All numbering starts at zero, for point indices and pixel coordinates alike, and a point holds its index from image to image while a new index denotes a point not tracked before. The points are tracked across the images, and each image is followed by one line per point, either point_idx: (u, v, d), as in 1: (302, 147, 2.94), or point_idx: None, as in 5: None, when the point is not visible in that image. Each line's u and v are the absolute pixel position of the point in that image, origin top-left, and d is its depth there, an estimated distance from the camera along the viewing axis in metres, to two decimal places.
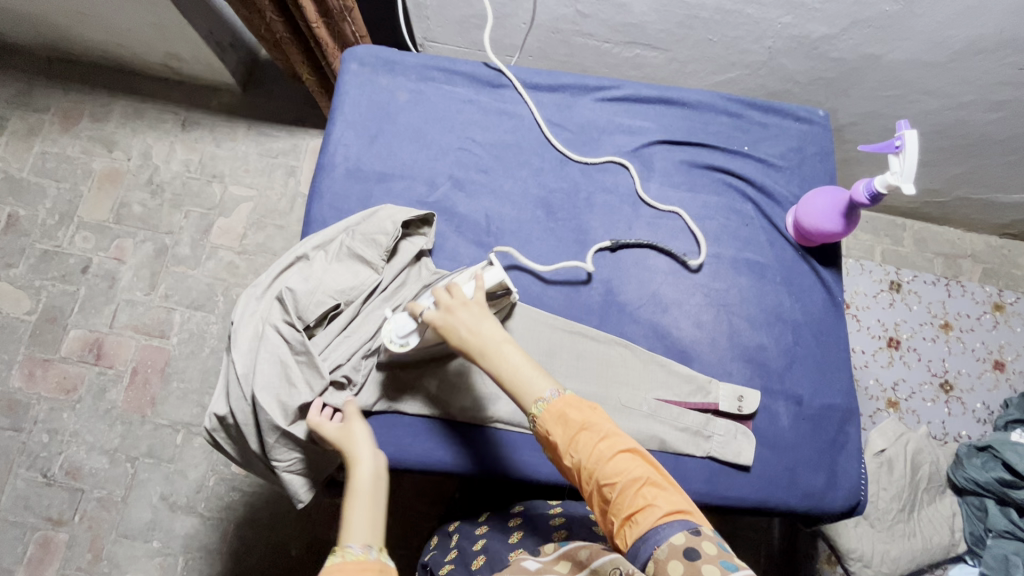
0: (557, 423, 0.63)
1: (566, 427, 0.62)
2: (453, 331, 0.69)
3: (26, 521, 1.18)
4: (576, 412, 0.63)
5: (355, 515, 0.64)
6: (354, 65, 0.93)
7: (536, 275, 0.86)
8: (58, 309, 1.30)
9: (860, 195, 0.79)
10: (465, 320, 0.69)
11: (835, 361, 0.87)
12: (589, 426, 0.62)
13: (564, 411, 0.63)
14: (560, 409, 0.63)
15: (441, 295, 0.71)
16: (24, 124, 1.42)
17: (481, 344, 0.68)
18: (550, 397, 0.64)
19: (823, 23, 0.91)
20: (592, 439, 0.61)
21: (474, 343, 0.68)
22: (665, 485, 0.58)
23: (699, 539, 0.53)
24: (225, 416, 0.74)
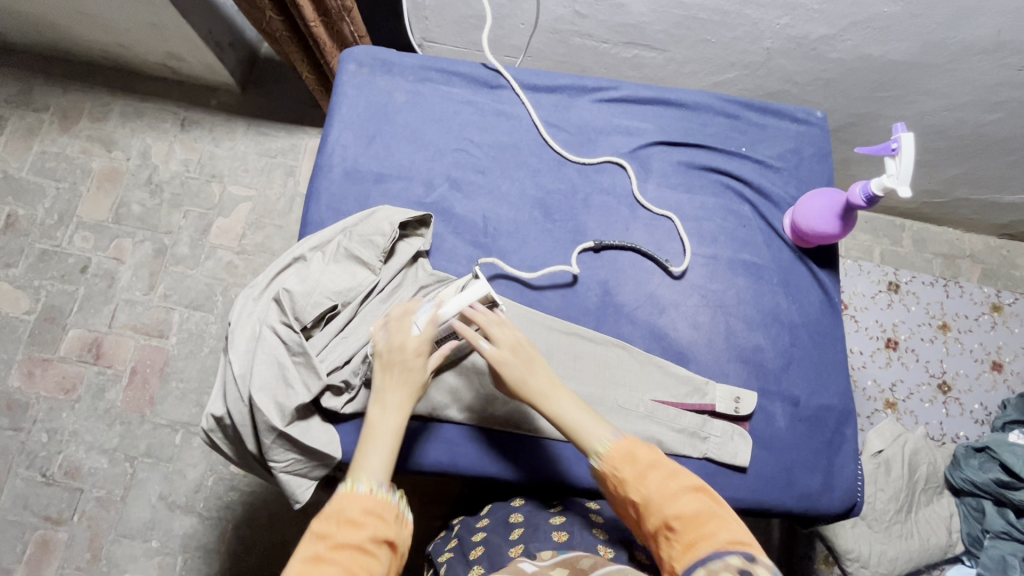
0: (627, 459, 0.66)
1: (635, 464, 0.65)
2: (512, 372, 0.71)
3: (25, 520, 1.18)
4: (644, 451, 0.66)
5: (386, 451, 0.66)
6: (353, 65, 0.93)
7: (520, 282, 0.86)
8: (57, 309, 1.31)
9: (856, 197, 0.78)
10: (525, 363, 0.72)
11: (832, 363, 0.87)
12: (657, 464, 0.65)
13: (633, 450, 0.66)
14: (624, 450, 0.66)
15: (496, 332, 0.73)
16: (24, 123, 1.42)
17: (538, 386, 0.71)
18: (615, 438, 0.68)
19: (821, 23, 0.91)
20: (661, 475, 0.64)
21: (533, 385, 0.71)
22: (730, 519, 0.59)
23: (754, 563, 0.52)
24: (222, 416, 0.75)
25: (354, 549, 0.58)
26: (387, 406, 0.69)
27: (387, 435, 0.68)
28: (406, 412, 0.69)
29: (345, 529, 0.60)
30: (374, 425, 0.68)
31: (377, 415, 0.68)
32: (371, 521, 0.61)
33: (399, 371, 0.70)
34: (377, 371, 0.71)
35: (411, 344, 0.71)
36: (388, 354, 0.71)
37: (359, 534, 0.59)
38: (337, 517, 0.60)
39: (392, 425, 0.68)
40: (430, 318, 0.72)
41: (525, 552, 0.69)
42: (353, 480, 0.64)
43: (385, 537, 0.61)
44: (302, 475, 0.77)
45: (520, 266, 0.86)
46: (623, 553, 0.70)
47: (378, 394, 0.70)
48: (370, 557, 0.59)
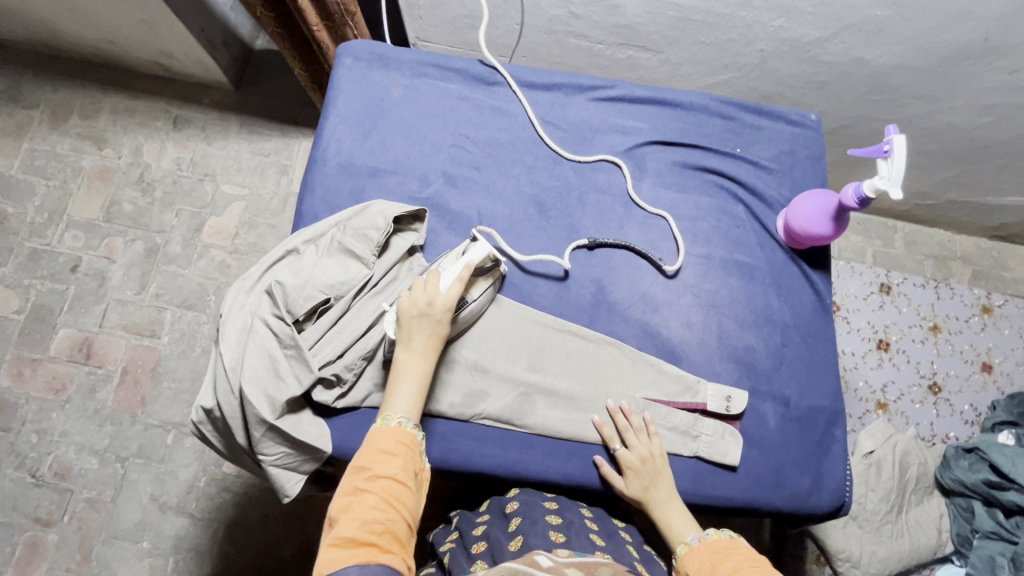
0: (743, 552, 0.67)
1: (734, 557, 0.67)
2: (639, 479, 0.76)
3: (14, 521, 1.17)
4: (751, 556, 0.67)
5: (414, 391, 0.70)
6: (348, 60, 0.93)
7: (513, 261, 0.86)
8: (48, 308, 1.29)
9: (849, 198, 0.78)
10: (652, 475, 0.77)
11: (824, 363, 0.88)
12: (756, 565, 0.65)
13: (735, 548, 0.68)
14: (739, 552, 0.67)
15: (633, 439, 0.78)
16: (14, 120, 1.41)
17: (658, 495, 0.76)
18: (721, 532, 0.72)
19: (814, 26, 0.91)
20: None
21: (654, 493, 0.76)
22: None
23: None
24: (211, 409, 0.74)
25: (389, 480, 0.64)
26: (416, 352, 0.71)
27: (416, 378, 0.71)
28: (432, 357, 0.72)
29: (381, 460, 0.65)
30: (403, 368, 0.71)
31: (405, 359, 0.71)
32: (403, 452, 0.66)
33: (427, 324, 0.72)
34: (404, 321, 0.72)
35: (443, 301, 0.72)
36: (420, 308, 0.72)
37: (393, 465, 0.65)
38: (371, 449, 0.66)
39: (421, 369, 0.71)
40: (460, 275, 0.75)
41: (524, 543, 0.67)
42: (383, 417, 0.69)
43: (414, 469, 0.66)
44: (292, 469, 0.76)
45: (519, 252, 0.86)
46: (622, 559, 0.70)
47: (406, 341, 0.71)
48: (403, 487, 0.64)
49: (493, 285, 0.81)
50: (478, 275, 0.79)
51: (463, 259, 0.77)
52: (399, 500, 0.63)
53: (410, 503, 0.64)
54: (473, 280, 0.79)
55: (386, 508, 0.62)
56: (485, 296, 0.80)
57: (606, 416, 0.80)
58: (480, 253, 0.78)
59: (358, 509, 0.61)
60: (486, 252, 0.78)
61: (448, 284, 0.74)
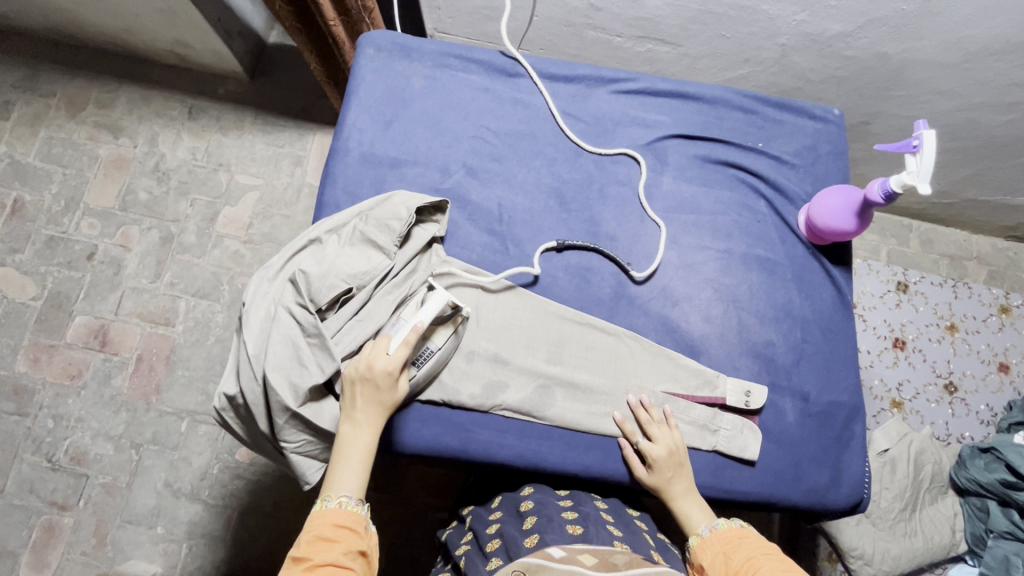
0: (754, 540, 0.69)
1: (744, 546, 0.69)
2: (663, 471, 0.76)
3: (31, 504, 1.19)
4: (758, 541, 0.69)
5: (357, 466, 0.70)
6: (371, 49, 0.93)
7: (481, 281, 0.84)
8: (64, 296, 1.30)
9: (875, 194, 0.77)
10: (677, 467, 0.77)
11: (843, 359, 0.87)
12: (766, 552, 0.67)
13: (743, 536, 0.70)
14: (749, 540, 0.69)
15: (659, 432, 0.78)
16: (31, 109, 1.42)
17: (680, 487, 0.76)
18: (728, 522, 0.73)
19: (838, 20, 0.90)
20: (785, 561, 0.65)
21: (676, 485, 0.76)
22: None
23: None
24: (234, 395, 0.74)
25: (330, 566, 0.63)
26: (358, 423, 0.71)
27: (359, 452, 0.70)
28: (377, 427, 0.71)
29: (319, 549, 0.64)
30: (345, 446, 0.70)
31: (348, 434, 0.70)
32: (344, 535, 0.65)
33: (369, 393, 0.71)
34: (348, 390, 0.72)
35: (383, 364, 0.71)
36: (359, 375, 0.71)
37: (333, 551, 0.64)
38: (310, 537, 0.65)
39: (365, 442, 0.71)
40: (407, 337, 0.72)
41: (540, 540, 0.67)
42: (323, 497, 0.68)
43: (359, 549, 0.65)
44: (313, 456, 0.77)
45: (542, 245, 0.86)
46: (639, 548, 0.70)
47: (350, 411, 0.71)
48: (345, 572, 0.63)
49: (455, 332, 0.78)
50: (438, 323, 0.77)
51: (415, 316, 0.74)
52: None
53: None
54: (432, 328, 0.76)
55: None
56: (450, 343, 0.77)
57: (629, 414, 0.81)
58: (434, 307, 0.74)
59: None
60: (440, 304, 0.74)
61: (391, 346, 0.72)
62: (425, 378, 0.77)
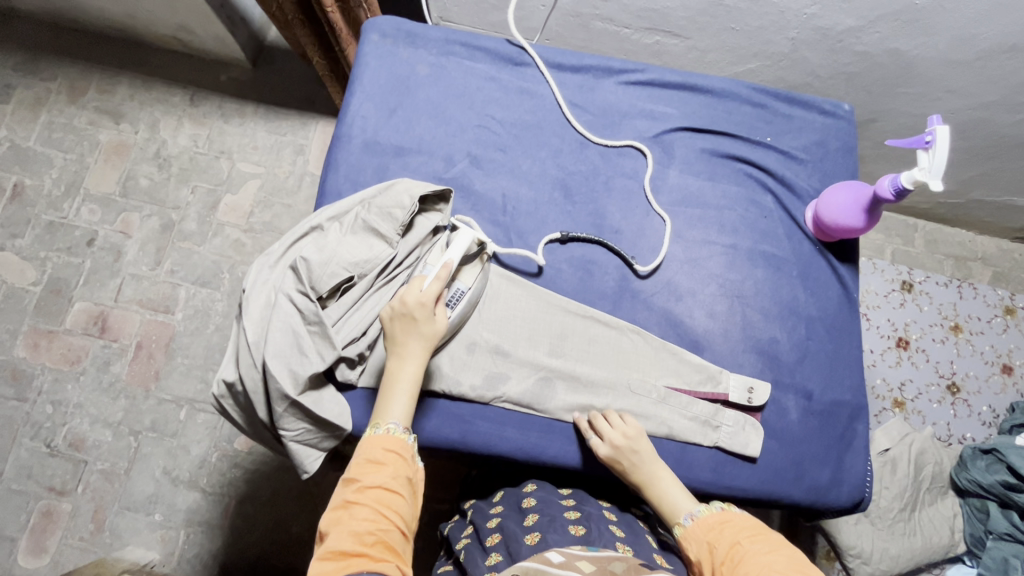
0: (736, 523, 0.65)
1: (724, 532, 0.65)
2: (615, 466, 0.74)
3: (29, 490, 1.18)
4: (737, 521, 0.66)
5: (404, 397, 0.69)
6: (375, 36, 0.91)
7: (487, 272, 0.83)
8: (64, 281, 1.30)
9: (884, 190, 0.76)
10: (630, 456, 0.74)
11: (848, 358, 0.87)
12: (747, 535, 0.64)
13: (723, 520, 0.66)
14: (733, 523, 0.65)
15: (601, 426, 0.76)
16: (32, 92, 1.40)
17: (641, 475, 0.73)
18: (707, 505, 0.69)
19: (850, 15, 0.89)
20: (770, 540, 0.62)
21: (636, 473, 0.73)
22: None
23: None
24: (233, 382, 0.73)
25: (378, 489, 0.63)
26: (403, 356, 0.70)
27: (406, 385, 0.70)
28: (422, 359, 0.70)
29: (369, 471, 0.64)
30: (393, 378, 0.70)
31: (394, 366, 0.70)
32: (391, 459, 0.65)
33: (411, 327, 0.70)
34: (388, 328, 0.71)
35: (419, 298, 0.70)
36: (398, 311, 0.70)
37: (381, 474, 0.64)
38: (361, 459, 0.65)
39: (410, 373, 0.70)
40: (439, 273, 0.72)
41: (542, 539, 0.67)
42: (373, 426, 0.68)
43: (406, 474, 0.65)
44: (313, 445, 0.76)
45: (545, 237, 0.85)
46: (641, 551, 0.69)
47: (393, 347, 0.70)
48: (394, 495, 0.63)
49: (480, 270, 0.79)
50: (465, 262, 0.78)
51: (443, 256, 0.74)
52: (390, 508, 0.62)
53: (403, 509, 0.63)
54: (460, 267, 0.77)
55: (378, 518, 0.61)
56: (478, 283, 0.78)
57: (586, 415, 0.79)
58: (461, 245, 0.75)
59: (349, 521, 0.60)
60: (466, 241, 0.75)
61: (425, 282, 0.72)
62: (458, 318, 0.77)
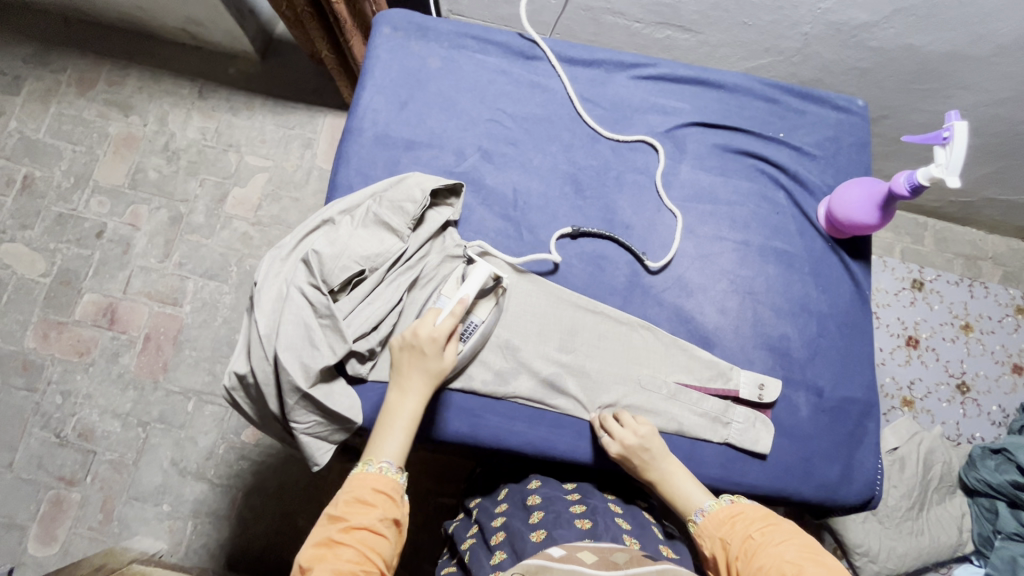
0: (747, 515, 0.64)
1: (736, 526, 0.64)
2: (627, 463, 0.74)
3: (39, 479, 1.20)
4: (748, 514, 0.65)
5: (400, 433, 0.69)
6: (387, 29, 0.91)
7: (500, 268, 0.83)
8: (74, 273, 1.30)
9: (900, 186, 0.76)
10: (642, 457, 0.73)
11: (859, 356, 0.86)
12: (757, 527, 0.63)
13: (734, 514, 0.66)
14: (745, 515, 0.65)
15: (613, 426, 0.75)
16: (42, 84, 1.41)
17: (654, 474, 0.73)
18: (720, 501, 0.69)
19: (865, 10, 0.88)
20: (782, 530, 0.62)
21: (650, 471, 0.73)
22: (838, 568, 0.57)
23: None
24: (245, 374, 0.74)
25: (365, 530, 0.62)
26: (406, 390, 0.70)
27: (405, 421, 0.70)
28: (424, 396, 0.71)
29: (357, 510, 0.63)
30: (392, 412, 0.70)
31: (395, 400, 0.70)
32: (381, 500, 0.65)
33: (417, 361, 0.70)
34: (396, 358, 0.72)
35: (429, 333, 0.70)
36: (408, 342, 0.71)
37: (369, 515, 0.63)
38: (349, 497, 0.64)
39: (411, 410, 0.70)
40: (453, 309, 0.72)
41: (547, 536, 0.67)
42: (365, 460, 0.68)
43: (393, 517, 0.65)
44: (323, 439, 0.76)
45: (557, 232, 0.85)
46: (647, 543, 0.69)
47: (398, 378, 0.71)
48: (380, 537, 0.63)
49: (496, 304, 0.78)
50: (481, 295, 0.77)
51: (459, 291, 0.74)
52: (374, 550, 0.62)
53: (386, 552, 0.63)
54: (476, 300, 0.77)
55: (362, 560, 0.61)
56: (492, 317, 0.78)
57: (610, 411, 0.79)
58: (477, 280, 0.74)
59: (332, 560, 0.60)
60: (483, 276, 0.74)
61: (439, 317, 0.72)
62: (468, 354, 0.77)
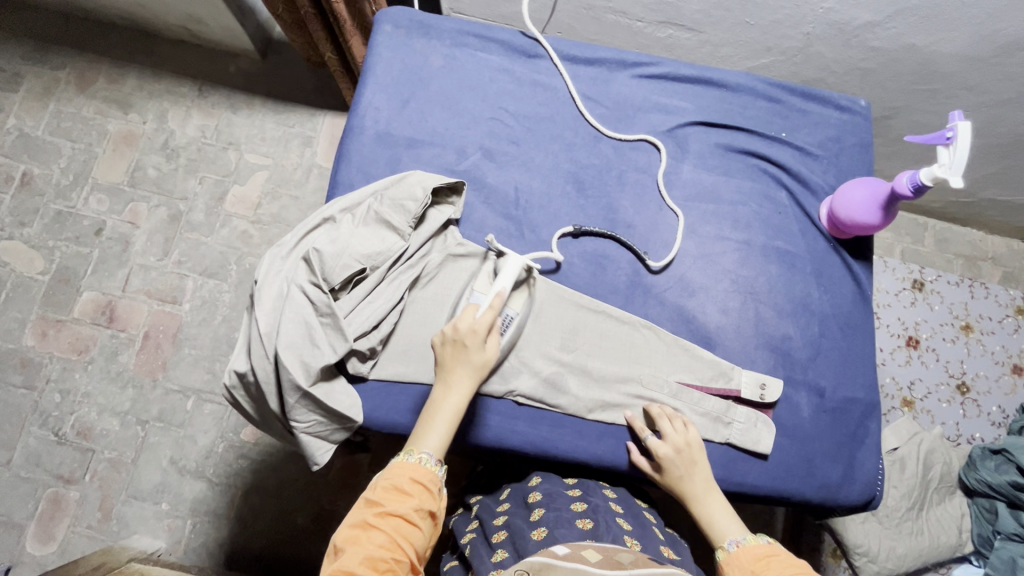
0: (783, 558, 0.65)
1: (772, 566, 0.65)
2: (673, 468, 0.74)
3: (37, 477, 1.19)
4: (784, 559, 0.65)
5: (444, 428, 0.69)
6: (388, 26, 0.91)
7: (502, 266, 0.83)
8: (72, 271, 1.30)
9: (903, 186, 0.76)
10: (687, 464, 0.74)
11: (861, 356, 0.86)
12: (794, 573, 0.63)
13: (770, 555, 0.66)
14: (781, 559, 0.65)
15: (669, 427, 0.76)
16: (41, 81, 1.40)
17: (693, 487, 0.74)
18: (755, 537, 0.69)
19: (868, 10, 0.87)
20: None
21: (689, 484, 0.74)
22: None
23: None
24: (245, 373, 0.73)
25: (399, 518, 0.63)
26: (450, 386, 0.70)
27: (448, 416, 0.69)
28: (468, 390, 0.70)
29: (394, 498, 0.64)
30: (436, 408, 0.70)
31: (439, 397, 0.70)
32: (417, 491, 0.65)
33: (461, 355, 0.70)
34: (438, 354, 0.71)
35: (470, 326, 0.70)
36: (450, 337, 0.70)
37: (405, 504, 0.64)
38: (386, 484, 0.65)
39: (454, 405, 0.70)
40: (492, 302, 0.72)
41: (549, 534, 0.67)
42: (406, 450, 0.68)
43: (428, 509, 0.65)
44: (324, 438, 0.76)
45: (559, 231, 0.85)
46: (649, 544, 0.69)
47: (442, 374, 0.70)
48: (413, 526, 0.63)
49: (528, 297, 0.79)
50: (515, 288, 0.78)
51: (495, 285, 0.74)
52: (406, 539, 0.62)
53: (418, 543, 0.63)
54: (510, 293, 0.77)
55: (393, 547, 0.61)
56: (525, 309, 0.78)
57: (640, 410, 0.80)
58: (512, 273, 0.74)
59: (365, 544, 0.61)
60: (517, 268, 0.75)
61: (478, 310, 0.71)
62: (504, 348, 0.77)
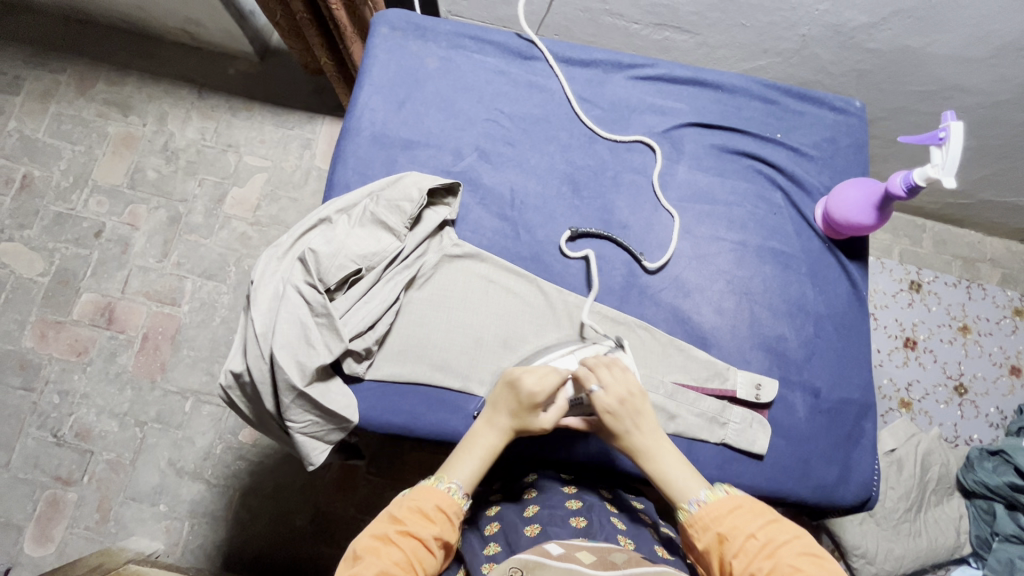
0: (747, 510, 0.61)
1: (737, 522, 0.61)
2: (617, 420, 0.71)
3: (35, 478, 1.19)
4: (749, 512, 0.62)
5: (475, 460, 0.70)
6: (384, 29, 0.91)
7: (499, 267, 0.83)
8: (72, 273, 1.30)
9: (896, 187, 0.76)
10: (632, 414, 0.72)
11: (856, 357, 0.86)
12: (760, 528, 0.60)
13: (734, 509, 0.62)
14: (744, 509, 0.62)
15: (607, 378, 0.73)
16: (41, 83, 1.41)
17: (641, 440, 0.71)
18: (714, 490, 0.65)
19: (863, 11, 0.88)
20: (784, 530, 0.60)
21: (636, 436, 0.71)
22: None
23: None
24: (240, 373, 0.73)
25: (420, 541, 0.63)
26: (492, 425, 0.71)
27: (482, 452, 0.70)
28: (505, 436, 0.71)
29: (418, 519, 0.64)
30: (474, 440, 0.71)
31: (480, 432, 0.71)
32: (440, 519, 0.65)
33: (508, 400, 0.71)
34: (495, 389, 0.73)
35: (529, 383, 0.71)
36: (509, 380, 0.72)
37: (428, 529, 0.64)
38: (413, 503, 0.65)
39: (488, 444, 0.71)
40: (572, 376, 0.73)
41: (542, 531, 0.68)
42: (437, 476, 0.69)
43: (447, 539, 0.65)
44: (320, 438, 0.76)
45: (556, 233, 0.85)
46: (643, 543, 0.69)
47: (490, 408, 0.72)
48: (429, 554, 0.63)
49: None
50: None
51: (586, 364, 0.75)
52: (421, 564, 0.62)
53: (430, 570, 0.63)
54: None
55: (407, 569, 0.61)
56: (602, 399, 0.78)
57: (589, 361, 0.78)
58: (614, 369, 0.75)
59: (383, 557, 0.60)
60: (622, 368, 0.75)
61: (550, 375, 0.72)
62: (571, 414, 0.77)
